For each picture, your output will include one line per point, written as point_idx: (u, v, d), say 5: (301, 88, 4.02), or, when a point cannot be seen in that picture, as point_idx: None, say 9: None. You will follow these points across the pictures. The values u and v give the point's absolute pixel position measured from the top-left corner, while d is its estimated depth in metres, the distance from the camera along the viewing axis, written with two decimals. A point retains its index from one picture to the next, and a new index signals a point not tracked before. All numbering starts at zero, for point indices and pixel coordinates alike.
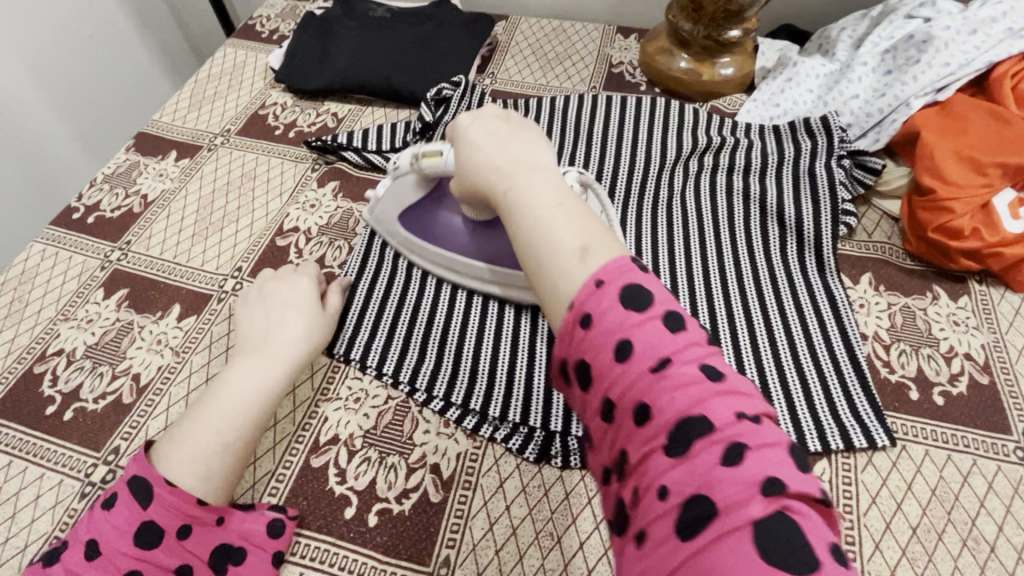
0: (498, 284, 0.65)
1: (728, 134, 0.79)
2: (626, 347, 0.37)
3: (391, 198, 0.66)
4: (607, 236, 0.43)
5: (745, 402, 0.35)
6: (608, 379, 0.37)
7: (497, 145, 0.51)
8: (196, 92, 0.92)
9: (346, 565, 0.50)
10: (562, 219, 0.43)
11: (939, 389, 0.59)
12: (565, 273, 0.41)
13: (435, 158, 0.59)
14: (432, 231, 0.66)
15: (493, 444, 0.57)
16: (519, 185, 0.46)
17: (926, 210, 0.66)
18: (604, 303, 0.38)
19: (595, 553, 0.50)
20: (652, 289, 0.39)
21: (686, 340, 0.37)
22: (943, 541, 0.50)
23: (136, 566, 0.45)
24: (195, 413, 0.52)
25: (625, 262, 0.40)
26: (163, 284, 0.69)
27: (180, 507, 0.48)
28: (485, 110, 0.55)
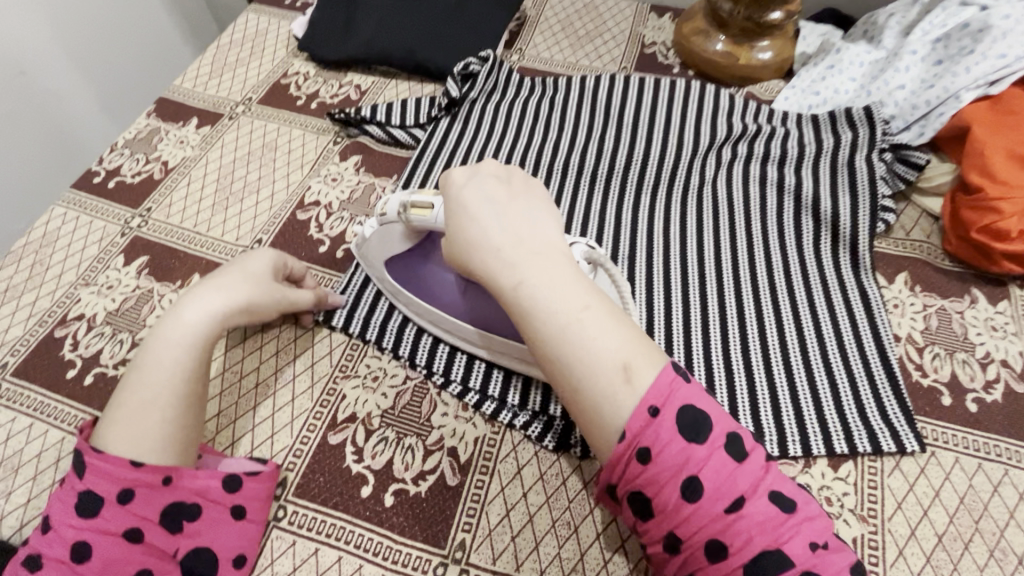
0: (487, 348, 0.58)
1: (764, 123, 0.77)
2: (695, 486, 0.38)
3: (377, 242, 0.57)
4: (642, 340, 0.42)
5: (812, 528, 0.38)
6: (679, 517, 0.38)
7: (499, 219, 0.46)
8: (217, 58, 0.90)
9: (362, 543, 0.50)
10: (594, 328, 0.41)
11: (973, 395, 0.57)
12: (607, 394, 0.40)
13: (425, 211, 0.51)
14: (419, 282, 0.58)
15: (512, 430, 0.56)
16: (536, 279, 0.43)
17: (972, 210, 0.63)
18: (662, 436, 0.38)
19: (612, 544, 0.50)
20: (708, 412, 0.40)
21: (752, 470, 0.39)
22: (969, 550, 0.49)
23: (85, 535, 0.44)
24: (123, 381, 0.50)
25: (672, 378, 0.40)
26: (182, 253, 0.69)
27: (114, 473, 0.45)
28: (483, 166, 0.50)
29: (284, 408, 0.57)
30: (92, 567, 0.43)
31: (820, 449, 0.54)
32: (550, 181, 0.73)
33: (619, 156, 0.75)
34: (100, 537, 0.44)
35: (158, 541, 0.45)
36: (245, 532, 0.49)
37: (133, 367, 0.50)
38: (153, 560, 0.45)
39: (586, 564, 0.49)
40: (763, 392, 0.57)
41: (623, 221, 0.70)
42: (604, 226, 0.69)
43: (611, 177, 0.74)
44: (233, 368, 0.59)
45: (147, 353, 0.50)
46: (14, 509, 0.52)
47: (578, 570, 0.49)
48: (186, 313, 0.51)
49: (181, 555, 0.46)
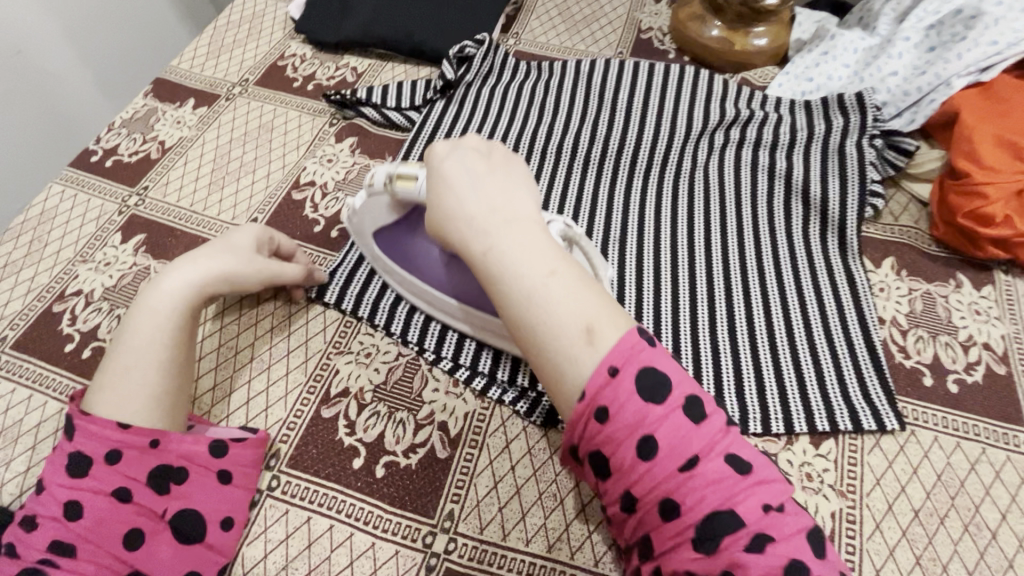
0: (470, 323, 0.59)
1: (757, 108, 0.77)
2: (651, 446, 0.37)
3: (364, 213, 0.56)
4: (609, 306, 0.42)
5: (768, 490, 0.38)
6: (633, 476, 0.38)
7: (475, 188, 0.48)
8: (214, 39, 0.90)
9: (353, 513, 0.51)
10: (561, 291, 0.42)
11: (954, 376, 0.59)
12: (570, 356, 0.40)
13: (409, 183, 0.50)
14: (406, 256, 0.59)
15: (501, 406, 0.57)
16: (505, 244, 0.44)
17: (959, 195, 0.64)
18: (620, 396, 0.38)
19: (596, 516, 0.51)
20: (669, 374, 0.39)
21: (709, 432, 0.38)
22: (944, 525, 0.51)
23: (76, 494, 0.45)
24: (110, 349, 0.51)
25: (636, 338, 0.40)
26: (179, 231, 0.69)
27: (102, 435, 0.46)
28: (465, 141, 0.52)
29: (279, 382, 0.58)
30: (84, 525, 0.44)
31: (802, 426, 0.55)
32: (543, 164, 0.74)
33: (613, 140, 0.76)
34: (91, 496, 0.45)
35: (148, 502, 0.47)
36: (230, 494, 0.50)
37: (116, 338, 0.51)
38: (143, 520, 0.46)
39: (570, 534, 0.50)
40: (748, 371, 0.58)
41: (615, 204, 0.70)
42: (596, 209, 0.70)
43: (604, 161, 0.74)
44: (228, 343, 0.60)
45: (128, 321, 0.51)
46: (14, 476, 0.53)
47: (563, 540, 0.50)
48: (164, 283, 0.52)
49: (170, 514, 0.47)
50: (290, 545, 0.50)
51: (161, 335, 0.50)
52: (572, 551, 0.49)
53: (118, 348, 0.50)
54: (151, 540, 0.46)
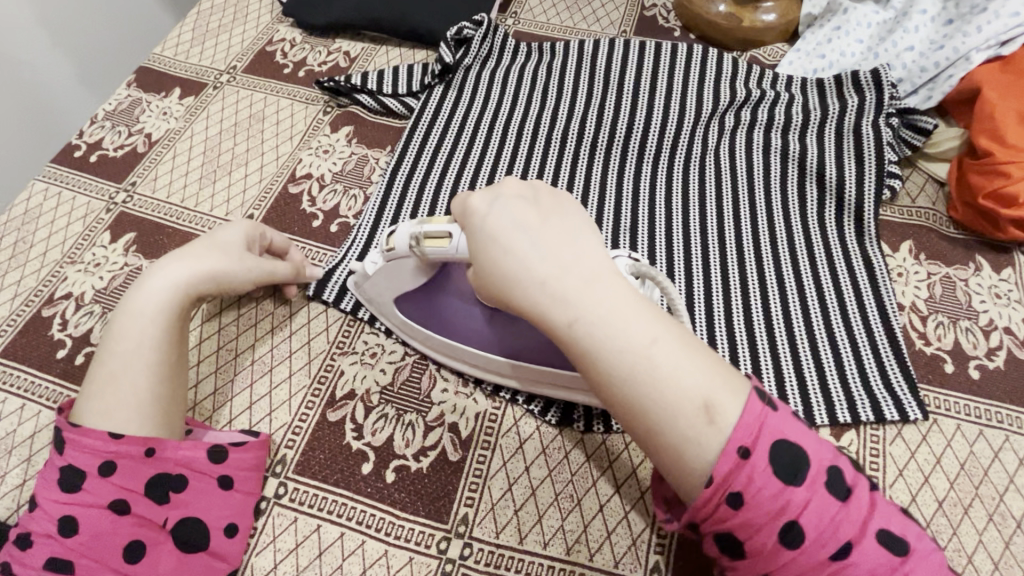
0: (519, 378, 0.54)
1: (768, 88, 0.74)
2: (794, 532, 0.34)
3: (384, 277, 0.53)
4: (719, 366, 0.38)
5: (928, 569, 0.34)
6: (774, 563, 0.35)
7: (537, 244, 0.41)
8: (199, 24, 0.86)
9: (364, 519, 0.50)
10: (669, 362, 0.37)
11: (975, 362, 0.57)
12: (690, 436, 0.36)
13: (442, 242, 0.47)
14: (440, 317, 0.54)
15: (513, 405, 0.55)
16: (591, 314, 0.38)
17: (979, 173, 0.62)
18: (757, 480, 0.34)
19: (615, 517, 0.50)
20: (803, 445, 0.35)
21: (858, 509, 0.35)
22: (968, 515, 0.50)
23: (72, 509, 0.43)
24: (98, 357, 0.48)
25: (761, 409, 0.36)
26: (171, 228, 0.67)
27: (95, 447, 0.44)
28: (504, 187, 0.44)
29: (282, 384, 0.56)
30: (82, 540, 0.43)
31: (823, 418, 0.54)
32: (549, 152, 0.71)
33: (620, 124, 0.73)
34: (88, 510, 0.43)
35: (146, 512, 0.45)
36: (231, 499, 0.48)
37: (104, 342, 0.49)
38: (143, 531, 0.45)
39: (589, 536, 0.49)
40: (767, 363, 0.57)
41: (625, 192, 0.68)
42: (605, 198, 0.67)
43: (611, 146, 0.71)
44: (228, 346, 0.58)
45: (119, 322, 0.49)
46: (10, 490, 0.51)
47: (582, 542, 0.49)
48: (152, 284, 0.50)
49: (171, 524, 0.46)
50: (301, 554, 0.49)
51: (155, 334, 0.49)
52: (592, 553, 0.48)
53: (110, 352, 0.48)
54: (153, 550, 0.45)
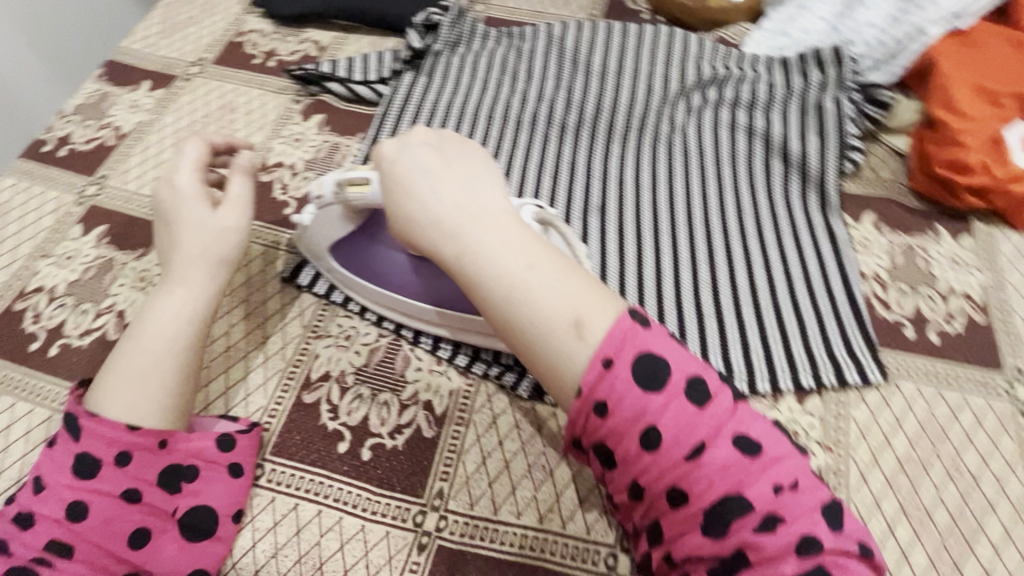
0: (447, 327, 0.57)
1: (733, 66, 0.75)
2: (653, 435, 0.37)
3: (316, 229, 0.55)
4: (596, 292, 0.41)
5: (781, 469, 0.37)
6: (639, 466, 0.37)
7: (433, 185, 0.44)
8: (167, 16, 0.86)
9: (341, 497, 0.51)
10: (544, 284, 0.40)
11: (935, 327, 0.59)
12: (563, 352, 0.39)
13: (363, 187, 0.49)
14: (370, 267, 0.56)
15: (486, 381, 0.56)
16: (475, 244, 0.42)
17: (939, 143, 0.64)
18: (618, 387, 0.37)
19: (586, 486, 0.51)
20: (666, 356, 0.38)
21: (715, 415, 0.37)
22: (927, 473, 0.51)
23: (84, 495, 0.43)
24: (130, 354, 0.47)
25: (628, 323, 0.39)
26: (144, 219, 0.67)
27: (114, 438, 0.44)
28: (412, 133, 0.48)
29: (257, 369, 0.57)
30: (88, 526, 0.43)
31: (788, 383, 0.55)
32: (519, 135, 0.72)
33: (588, 106, 0.74)
34: (100, 498, 0.43)
35: (158, 501, 0.46)
36: (237, 487, 0.50)
37: (141, 337, 0.48)
38: (151, 519, 0.45)
39: (561, 504, 0.50)
40: (733, 333, 0.58)
41: (593, 171, 0.69)
42: (574, 177, 0.68)
43: (580, 127, 0.72)
44: None
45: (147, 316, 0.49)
46: None
47: (554, 511, 0.50)
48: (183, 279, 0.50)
49: (181, 513, 0.47)
50: (279, 533, 0.49)
51: (189, 332, 0.49)
52: (564, 520, 0.49)
53: (134, 344, 0.47)
54: (157, 538, 0.46)
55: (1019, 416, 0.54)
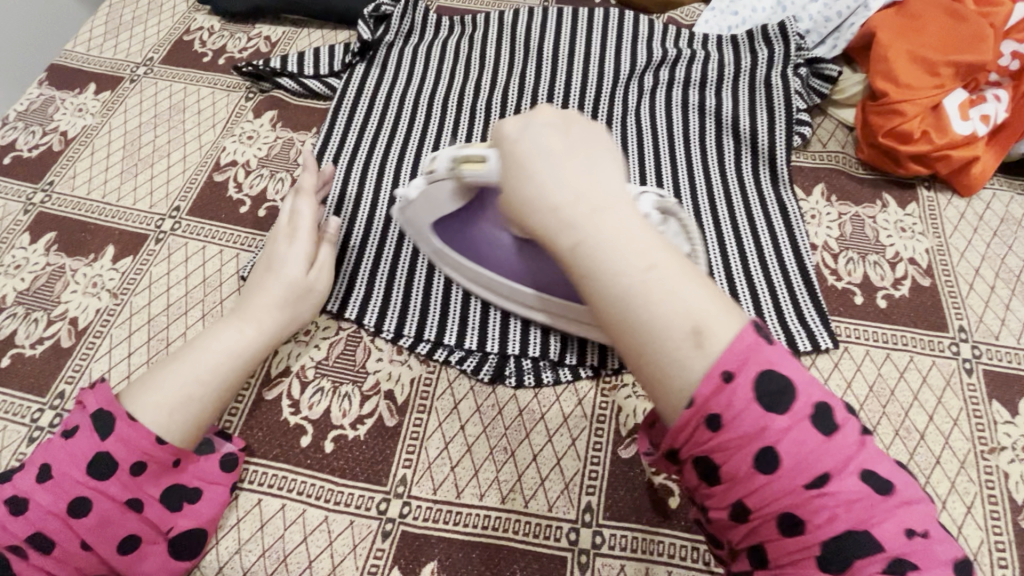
0: (546, 313, 0.56)
1: (684, 46, 0.76)
2: (769, 456, 0.34)
3: (421, 202, 0.51)
4: (721, 302, 0.37)
5: (909, 512, 0.35)
6: (750, 487, 0.35)
7: (555, 171, 0.38)
8: (111, 17, 0.84)
9: (304, 489, 0.51)
10: (669, 290, 0.36)
11: (883, 293, 0.61)
12: (676, 361, 0.35)
13: (477, 166, 0.44)
14: (473, 244, 0.54)
15: (448, 367, 0.57)
16: (600, 239, 0.36)
17: (880, 114, 0.65)
18: (736, 404, 0.34)
19: (548, 465, 0.52)
20: (792, 378, 0.35)
21: (843, 446, 0.35)
22: (876, 433, 0.53)
23: (87, 494, 0.44)
24: (173, 365, 0.49)
25: (750, 335, 0.35)
26: (95, 225, 0.65)
27: (137, 445, 0.45)
28: (535, 113, 0.42)
29: None
30: (85, 525, 0.44)
31: None
32: (474, 123, 0.72)
33: (541, 91, 0.74)
34: (102, 500, 0.44)
35: (156, 516, 0.47)
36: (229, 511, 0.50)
37: (190, 353, 0.50)
38: (145, 530, 0.46)
39: (523, 484, 0.51)
40: None
41: None
42: None
43: None
44: (159, 336, 0.58)
45: (204, 342, 0.51)
46: None
47: (516, 491, 0.51)
48: (250, 326, 0.52)
49: (173, 533, 0.47)
50: (242, 528, 0.50)
51: (226, 362, 0.50)
52: (526, 499, 0.50)
53: (183, 366, 0.49)
54: (143, 549, 0.46)
55: (963, 373, 0.56)
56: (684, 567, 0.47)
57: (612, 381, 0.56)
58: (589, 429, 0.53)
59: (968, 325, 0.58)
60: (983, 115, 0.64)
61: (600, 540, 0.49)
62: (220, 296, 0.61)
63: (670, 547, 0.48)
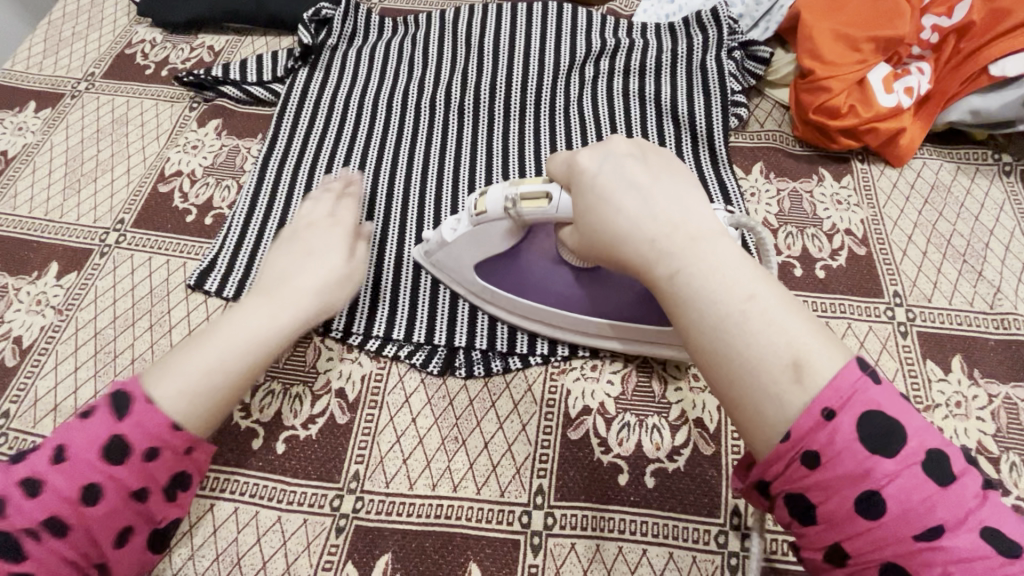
0: (620, 339, 0.55)
1: (624, 36, 0.77)
2: (873, 500, 0.30)
3: (465, 243, 0.53)
4: (825, 336, 0.33)
5: None
6: (846, 530, 0.31)
7: (643, 198, 0.38)
8: (51, 34, 0.83)
9: (256, 491, 0.51)
10: (768, 319, 0.33)
11: (821, 263, 0.62)
12: (771, 394, 0.32)
13: (540, 202, 0.45)
14: (530, 282, 0.54)
15: (398, 362, 0.57)
16: (695, 264, 0.35)
17: (807, 92, 0.68)
18: (837, 442, 0.31)
19: (499, 451, 0.52)
20: (898, 418, 0.31)
21: (960, 498, 0.30)
22: None
23: (98, 479, 0.40)
24: (196, 344, 0.46)
25: (858, 371, 0.32)
26: (38, 242, 0.65)
27: (157, 429, 0.42)
28: (611, 143, 0.43)
29: None
30: (92, 513, 0.40)
31: None
32: (420, 121, 0.72)
33: (484, 85, 0.75)
34: (110, 487, 0.41)
35: (156, 506, 0.43)
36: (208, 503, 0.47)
37: (212, 331, 0.46)
38: (141, 521, 0.43)
39: (475, 472, 0.51)
40: None
41: (494, 150, 0.70)
42: (474, 157, 0.69)
43: (478, 108, 0.73)
44: (105, 349, 0.58)
45: (231, 319, 0.47)
46: None
47: (468, 479, 0.51)
48: (284, 310, 0.48)
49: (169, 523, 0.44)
50: (195, 535, 0.49)
51: (258, 348, 0.46)
52: (478, 486, 0.51)
53: (202, 349, 0.45)
54: (137, 540, 0.43)
55: (898, 336, 0.58)
56: (635, 541, 0.48)
57: (561, 366, 0.57)
58: (538, 413, 0.54)
59: (902, 290, 0.60)
60: (907, 87, 0.66)
61: (552, 520, 0.49)
62: (167, 306, 0.60)
63: (621, 523, 0.49)
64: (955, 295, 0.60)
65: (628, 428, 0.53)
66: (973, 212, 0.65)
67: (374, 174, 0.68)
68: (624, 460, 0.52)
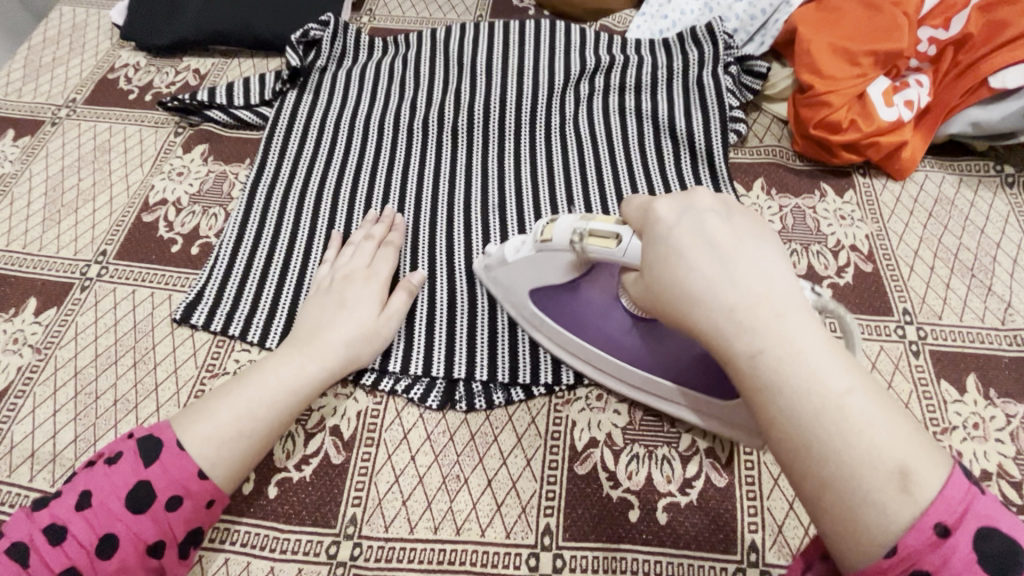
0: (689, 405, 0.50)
1: (618, 53, 0.76)
2: None
3: (524, 266, 0.51)
4: (920, 438, 0.31)
5: None
6: None
7: (726, 269, 0.35)
8: (31, 59, 0.81)
9: (248, 540, 0.48)
10: (866, 420, 0.30)
11: (828, 282, 0.61)
12: (871, 502, 0.29)
13: (608, 243, 0.43)
14: (585, 323, 0.51)
15: (396, 397, 0.55)
16: (785, 349, 0.32)
17: (808, 107, 0.67)
18: (953, 564, 0.28)
19: (503, 489, 0.50)
20: (1016, 537, 0.29)
21: None
22: None
23: (118, 530, 0.41)
24: (231, 388, 0.48)
25: (965, 482, 0.30)
26: (15, 277, 0.62)
27: (180, 476, 0.43)
28: (696, 196, 0.39)
29: None
30: (107, 566, 0.41)
31: None
32: (412, 143, 0.70)
33: (477, 105, 0.73)
34: (130, 538, 0.41)
35: (168, 563, 0.43)
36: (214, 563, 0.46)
37: (247, 377, 0.49)
38: None
39: (478, 512, 0.49)
40: None
41: (489, 171, 0.68)
42: (469, 180, 0.68)
43: (472, 127, 0.72)
44: (86, 389, 0.55)
45: (264, 368, 0.49)
46: None
47: (471, 520, 0.49)
48: (313, 363, 0.50)
49: None
50: None
51: (289, 400, 0.48)
52: (483, 528, 0.48)
53: (235, 397, 0.47)
54: None
55: (911, 356, 0.56)
56: None
57: (566, 396, 0.54)
58: (543, 446, 0.52)
59: (911, 307, 0.59)
60: (907, 100, 0.65)
61: (561, 563, 0.47)
62: (152, 342, 0.58)
63: (635, 563, 0.47)
64: (966, 311, 0.59)
65: (637, 461, 0.51)
66: (978, 225, 0.64)
67: (367, 199, 0.66)
68: (634, 495, 0.49)
